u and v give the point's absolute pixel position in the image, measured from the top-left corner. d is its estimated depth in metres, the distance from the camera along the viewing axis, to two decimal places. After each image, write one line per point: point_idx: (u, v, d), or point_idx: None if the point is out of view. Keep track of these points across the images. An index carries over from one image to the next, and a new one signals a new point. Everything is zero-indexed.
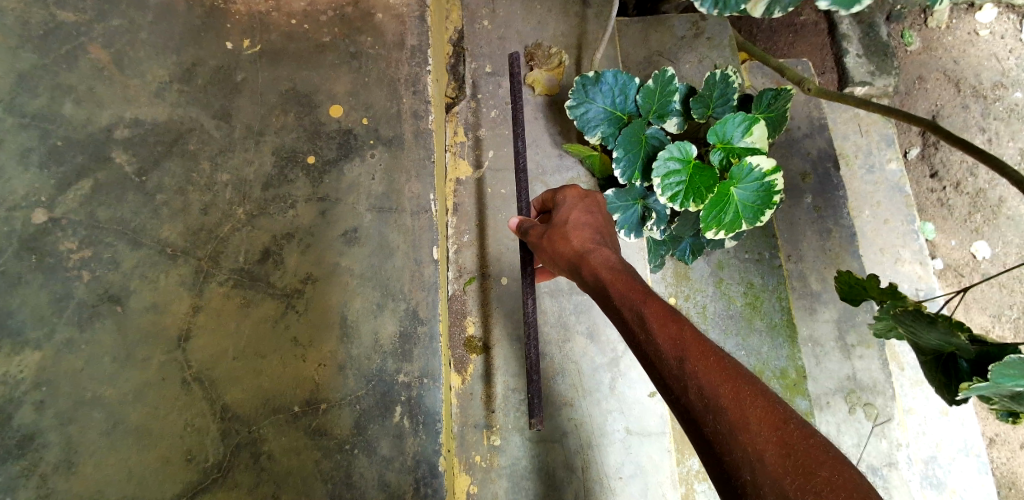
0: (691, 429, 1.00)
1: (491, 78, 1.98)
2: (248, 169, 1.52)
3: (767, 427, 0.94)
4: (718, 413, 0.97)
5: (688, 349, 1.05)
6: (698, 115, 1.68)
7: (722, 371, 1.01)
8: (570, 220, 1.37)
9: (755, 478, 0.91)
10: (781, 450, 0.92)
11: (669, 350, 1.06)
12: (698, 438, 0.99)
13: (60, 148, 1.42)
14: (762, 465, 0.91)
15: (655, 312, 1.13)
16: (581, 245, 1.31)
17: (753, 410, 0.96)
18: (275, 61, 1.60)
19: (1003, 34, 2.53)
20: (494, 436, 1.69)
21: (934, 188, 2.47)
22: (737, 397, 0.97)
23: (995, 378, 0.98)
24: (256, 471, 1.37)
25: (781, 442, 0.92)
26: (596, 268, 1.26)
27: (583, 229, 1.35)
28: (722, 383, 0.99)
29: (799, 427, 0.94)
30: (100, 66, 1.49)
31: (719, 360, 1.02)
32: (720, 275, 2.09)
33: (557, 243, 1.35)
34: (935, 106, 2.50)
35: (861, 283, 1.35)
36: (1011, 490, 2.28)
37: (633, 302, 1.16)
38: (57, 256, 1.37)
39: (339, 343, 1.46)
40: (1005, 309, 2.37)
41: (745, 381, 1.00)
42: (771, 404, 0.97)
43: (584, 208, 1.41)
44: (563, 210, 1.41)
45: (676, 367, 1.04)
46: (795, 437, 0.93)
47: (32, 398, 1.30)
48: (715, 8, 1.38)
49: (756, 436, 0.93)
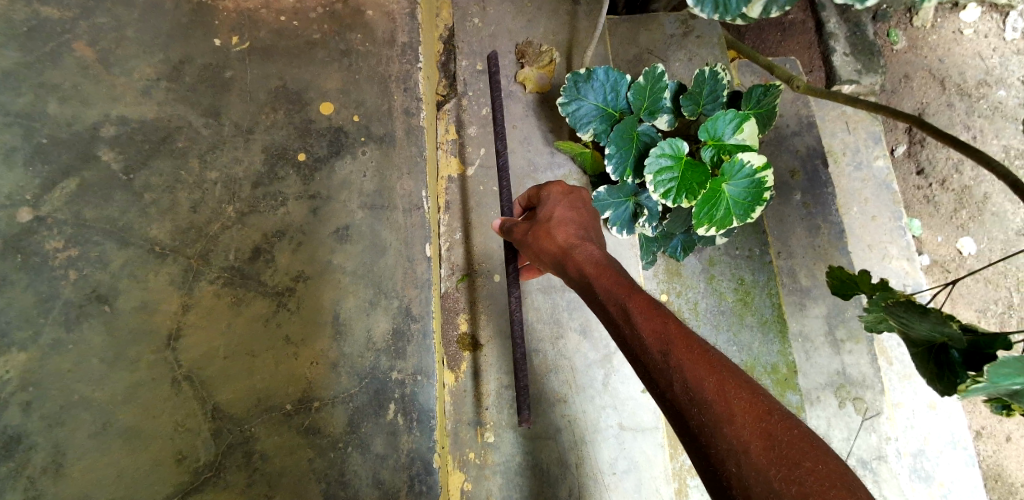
0: (677, 421, 1.01)
1: (482, 76, 1.98)
2: (238, 167, 1.51)
3: (751, 418, 0.95)
4: (703, 406, 0.97)
5: (673, 342, 1.05)
6: (688, 112, 1.68)
7: (707, 364, 1.02)
8: (554, 216, 1.38)
9: (740, 470, 0.91)
10: (766, 442, 0.92)
11: (654, 344, 1.07)
12: (685, 431, 0.99)
13: (45, 146, 1.40)
14: (747, 457, 0.91)
15: (639, 307, 1.13)
16: (566, 240, 1.32)
17: (737, 402, 0.96)
18: (266, 57, 1.59)
19: (987, 33, 2.57)
20: (488, 433, 1.68)
21: (921, 184, 2.50)
22: (721, 390, 0.98)
23: (993, 377, 0.97)
24: (249, 471, 1.36)
25: (764, 433, 0.93)
26: (581, 264, 1.26)
27: (568, 224, 1.36)
28: (706, 377, 1.00)
29: (782, 418, 0.95)
30: (86, 64, 1.47)
31: (703, 353, 1.03)
32: (711, 271, 2.10)
33: (542, 240, 1.36)
34: (921, 104, 2.53)
35: (853, 279, 1.37)
36: (997, 482, 2.32)
37: (618, 297, 1.17)
38: (43, 255, 1.35)
39: (331, 341, 1.45)
40: (990, 304, 2.41)
41: (729, 373, 1.00)
42: (755, 395, 0.98)
43: (569, 204, 1.42)
44: (548, 206, 1.42)
45: (661, 361, 1.04)
46: (780, 427, 0.94)
47: (18, 400, 1.28)
48: (714, 14, 1.22)
49: (740, 427, 0.94)
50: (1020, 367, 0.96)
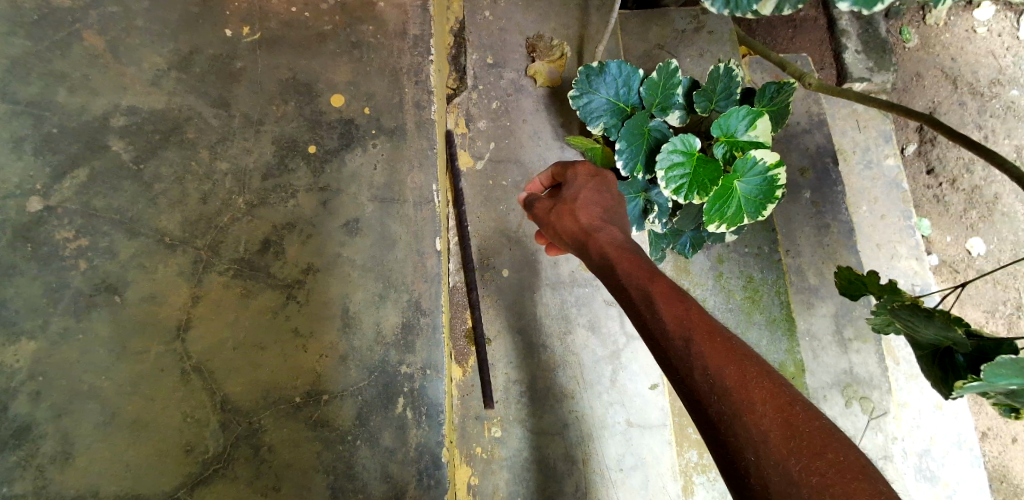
0: (694, 408, 1.01)
1: (492, 70, 1.97)
2: (248, 158, 1.50)
3: (772, 408, 0.95)
4: (723, 394, 0.98)
5: (695, 329, 1.06)
6: (700, 109, 1.67)
7: (728, 353, 1.02)
8: (579, 197, 1.37)
9: (759, 459, 0.92)
10: (787, 433, 0.92)
11: (675, 330, 1.07)
12: (702, 419, 0.99)
13: (55, 135, 1.39)
14: (767, 447, 0.92)
15: (662, 292, 1.13)
16: (589, 221, 1.32)
17: (759, 392, 0.97)
18: (275, 49, 1.58)
19: (1000, 31, 2.55)
20: (495, 428, 1.68)
21: (931, 184, 2.48)
22: (742, 379, 0.98)
23: (988, 377, 0.98)
24: (256, 463, 1.36)
25: (786, 423, 0.93)
26: (603, 246, 1.26)
27: (592, 207, 1.35)
28: (727, 365, 1.00)
29: (804, 409, 0.95)
30: (95, 54, 1.45)
31: (726, 341, 1.03)
32: (719, 269, 2.09)
33: (564, 218, 1.35)
34: (932, 103, 2.51)
35: (861, 279, 1.36)
36: (1002, 484, 2.31)
37: (639, 282, 1.17)
38: (53, 245, 1.35)
39: (339, 334, 1.44)
40: (998, 305, 2.40)
41: (750, 362, 1.01)
42: (777, 386, 0.98)
43: (594, 185, 1.41)
44: (573, 187, 1.40)
45: (682, 347, 1.04)
46: (801, 419, 0.94)
47: (28, 389, 1.28)
48: (726, 9, 1.29)
49: (761, 416, 0.94)
50: (1017, 370, 0.96)
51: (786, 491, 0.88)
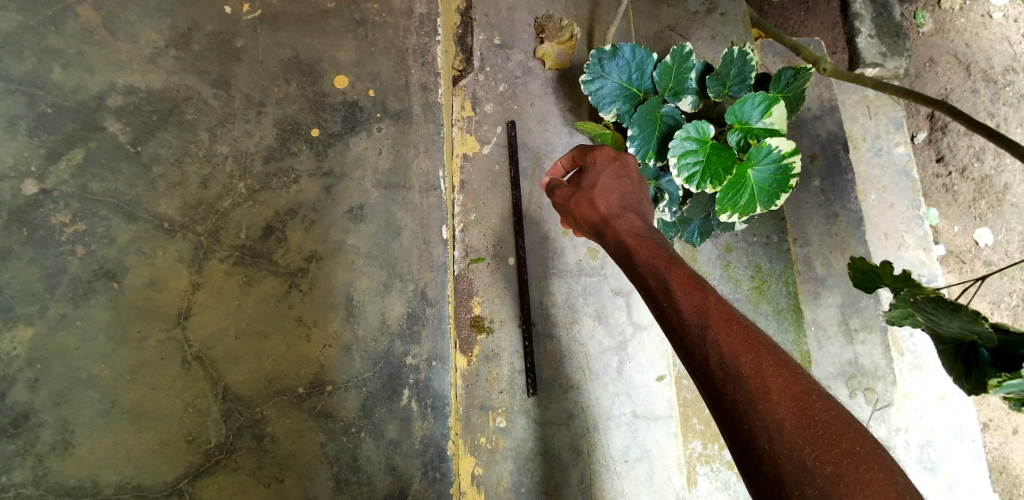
0: (710, 396, 0.99)
1: (499, 51, 1.91)
2: (249, 141, 1.46)
3: (788, 397, 0.93)
4: (739, 382, 0.95)
5: (712, 317, 1.03)
6: (714, 94, 1.61)
7: (745, 341, 0.99)
8: (598, 185, 1.36)
9: (773, 448, 0.89)
10: (802, 421, 0.90)
11: (692, 317, 1.05)
12: (719, 408, 0.97)
13: (49, 115, 1.33)
14: (781, 434, 0.89)
15: (679, 280, 1.11)
16: (607, 209, 1.31)
17: (774, 380, 0.94)
18: (277, 27, 1.52)
19: (1017, 17, 2.47)
20: (500, 418, 1.66)
21: (940, 173, 2.45)
22: (758, 367, 0.96)
23: None
24: (260, 453, 1.34)
25: (802, 412, 0.91)
26: (621, 235, 1.25)
27: (611, 193, 1.35)
28: (744, 353, 0.98)
29: (821, 399, 0.93)
30: (90, 29, 1.39)
31: (742, 329, 1.01)
32: (727, 258, 2.05)
33: (583, 207, 1.35)
34: (945, 89, 2.46)
35: (875, 271, 1.33)
36: (1001, 474, 2.32)
37: (657, 270, 1.15)
38: (48, 229, 1.30)
39: (345, 323, 1.42)
40: (1004, 296, 2.37)
41: (768, 351, 0.98)
42: (794, 375, 0.96)
43: (614, 172, 1.40)
44: (592, 173, 1.41)
45: (698, 334, 1.02)
46: (817, 408, 0.92)
47: (25, 376, 1.24)
48: None
49: (776, 405, 0.92)
50: None
51: (800, 481, 0.85)
